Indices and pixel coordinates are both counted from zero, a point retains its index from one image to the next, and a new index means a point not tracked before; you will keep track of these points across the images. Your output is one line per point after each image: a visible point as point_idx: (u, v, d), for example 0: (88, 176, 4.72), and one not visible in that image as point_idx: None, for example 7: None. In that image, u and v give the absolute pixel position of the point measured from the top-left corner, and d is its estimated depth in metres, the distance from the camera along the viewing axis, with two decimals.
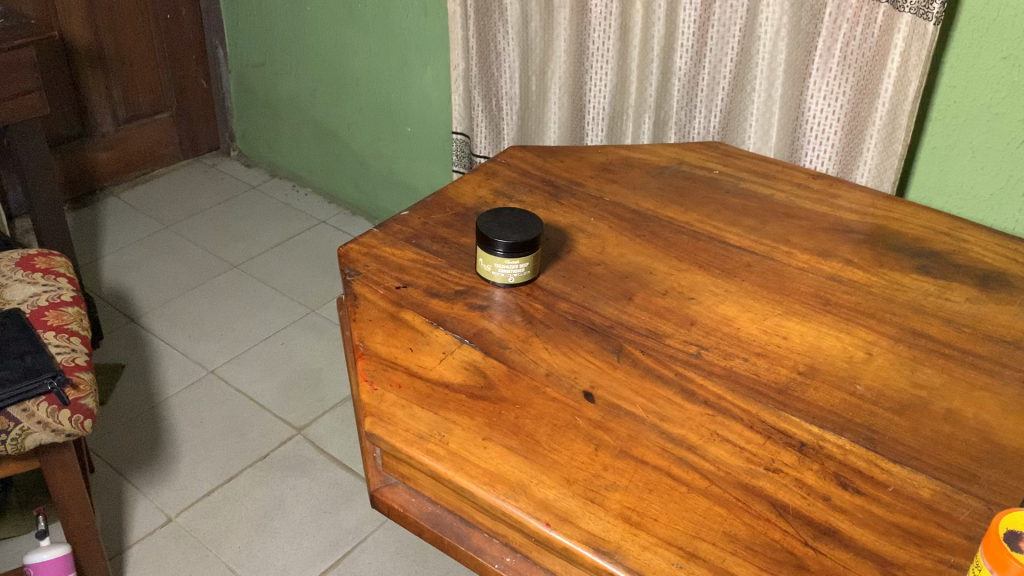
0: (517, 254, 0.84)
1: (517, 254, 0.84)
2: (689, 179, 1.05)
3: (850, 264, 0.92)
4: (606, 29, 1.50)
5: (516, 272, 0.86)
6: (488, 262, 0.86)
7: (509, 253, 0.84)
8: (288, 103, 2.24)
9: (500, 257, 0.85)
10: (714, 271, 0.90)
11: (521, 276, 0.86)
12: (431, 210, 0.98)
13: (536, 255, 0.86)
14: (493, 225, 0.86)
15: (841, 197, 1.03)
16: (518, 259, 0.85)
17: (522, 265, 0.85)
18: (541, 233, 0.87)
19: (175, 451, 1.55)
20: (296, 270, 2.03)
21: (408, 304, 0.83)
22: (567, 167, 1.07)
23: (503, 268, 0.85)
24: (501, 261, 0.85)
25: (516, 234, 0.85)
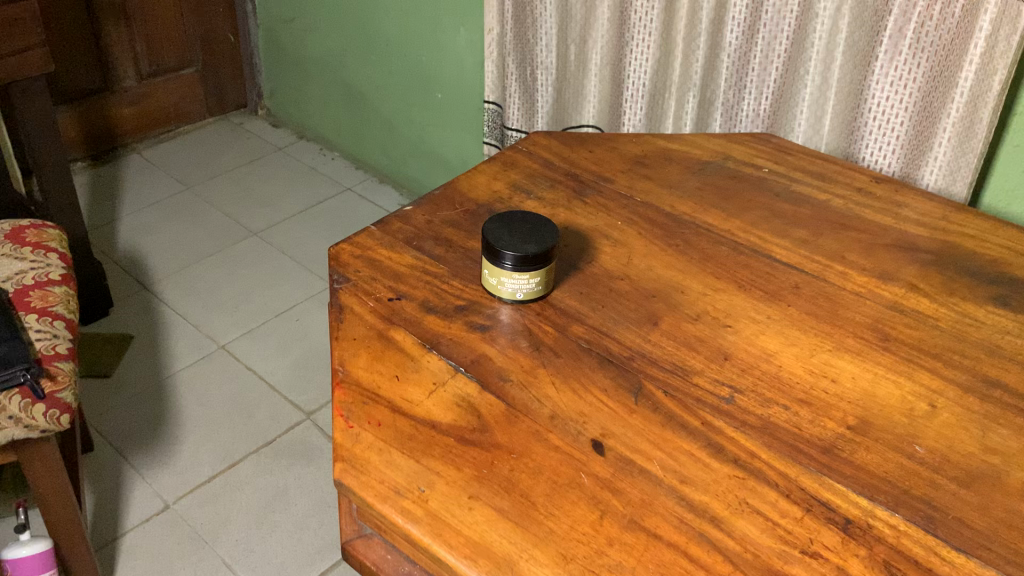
0: (525, 267, 0.73)
1: (525, 268, 0.73)
2: (734, 178, 0.93)
3: (915, 290, 0.80)
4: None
5: (525, 286, 0.75)
6: (492, 275, 0.75)
7: (516, 266, 0.73)
8: (317, 63, 2.13)
9: (508, 270, 0.74)
10: (755, 293, 0.78)
11: (532, 291, 0.75)
12: (439, 205, 0.87)
13: (550, 266, 0.75)
14: (501, 232, 0.75)
15: (907, 205, 0.90)
16: (526, 273, 0.74)
17: (532, 279, 0.74)
18: (557, 241, 0.75)
19: (179, 430, 1.49)
20: (318, 240, 1.94)
21: (400, 321, 0.73)
22: (596, 158, 0.95)
23: (511, 282, 0.74)
24: (507, 274, 0.74)
25: (528, 245, 0.74)
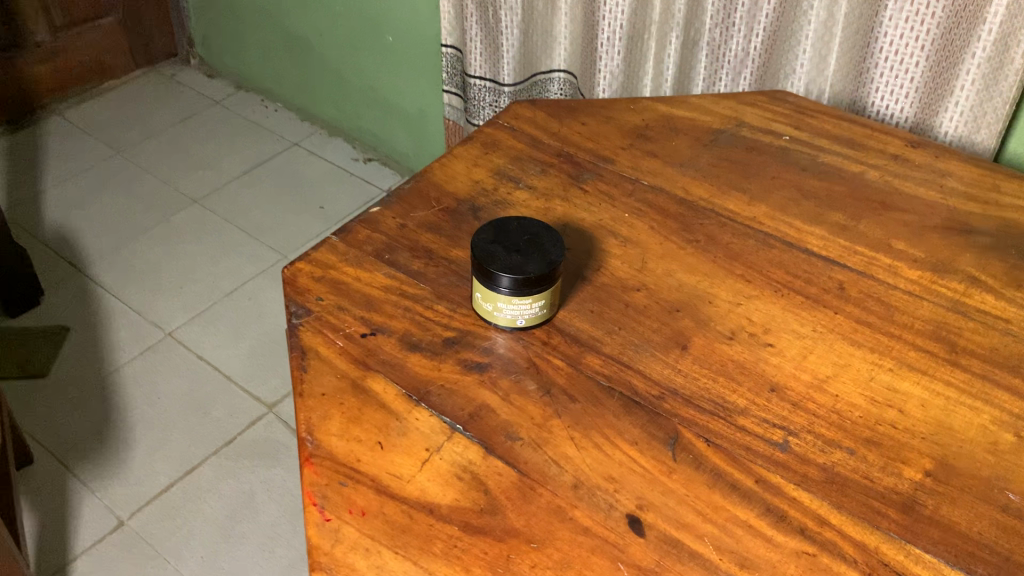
0: (526, 292, 0.60)
1: (526, 292, 0.60)
2: (752, 150, 0.80)
3: (977, 283, 0.68)
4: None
5: (527, 312, 0.62)
6: (485, 298, 0.62)
7: (516, 290, 0.60)
8: (251, 5, 1.92)
9: (506, 295, 0.61)
10: (795, 299, 0.66)
11: (535, 315, 0.62)
12: (412, 203, 0.73)
13: (557, 283, 0.62)
14: (493, 246, 0.62)
15: (952, 173, 0.78)
16: (528, 297, 0.61)
17: (535, 303, 0.61)
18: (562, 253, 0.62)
19: (128, 433, 1.35)
20: (267, 206, 1.78)
21: (378, 366, 0.60)
22: (590, 132, 0.82)
23: (509, 308, 0.61)
24: (504, 300, 0.61)
25: (529, 263, 0.60)
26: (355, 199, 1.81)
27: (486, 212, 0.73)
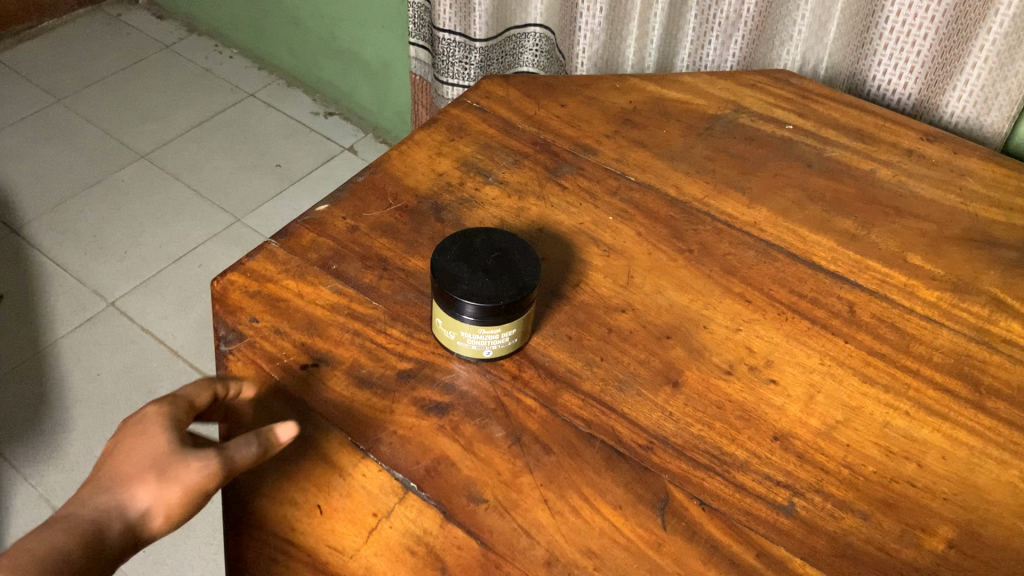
0: (495, 320, 0.52)
1: (495, 320, 0.52)
2: (752, 140, 0.71)
3: (1003, 306, 0.61)
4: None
5: (495, 342, 0.53)
6: (447, 326, 0.53)
7: (483, 318, 0.52)
8: None
9: (470, 325, 0.52)
10: (799, 324, 0.59)
11: (505, 344, 0.54)
12: (366, 200, 0.64)
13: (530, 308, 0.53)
14: (459, 265, 0.53)
15: (971, 172, 0.70)
16: (497, 326, 0.52)
17: (506, 332, 0.53)
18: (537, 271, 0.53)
19: (65, 412, 1.25)
20: (219, 164, 1.67)
21: (319, 406, 0.51)
22: (571, 116, 0.72)
23: (475, 338, 0.53)
24: (469, 328, 0.52)
25: (499, 289, 0.52)
26: (313, 157, 1.71)
27: (450, 212, 0.64)
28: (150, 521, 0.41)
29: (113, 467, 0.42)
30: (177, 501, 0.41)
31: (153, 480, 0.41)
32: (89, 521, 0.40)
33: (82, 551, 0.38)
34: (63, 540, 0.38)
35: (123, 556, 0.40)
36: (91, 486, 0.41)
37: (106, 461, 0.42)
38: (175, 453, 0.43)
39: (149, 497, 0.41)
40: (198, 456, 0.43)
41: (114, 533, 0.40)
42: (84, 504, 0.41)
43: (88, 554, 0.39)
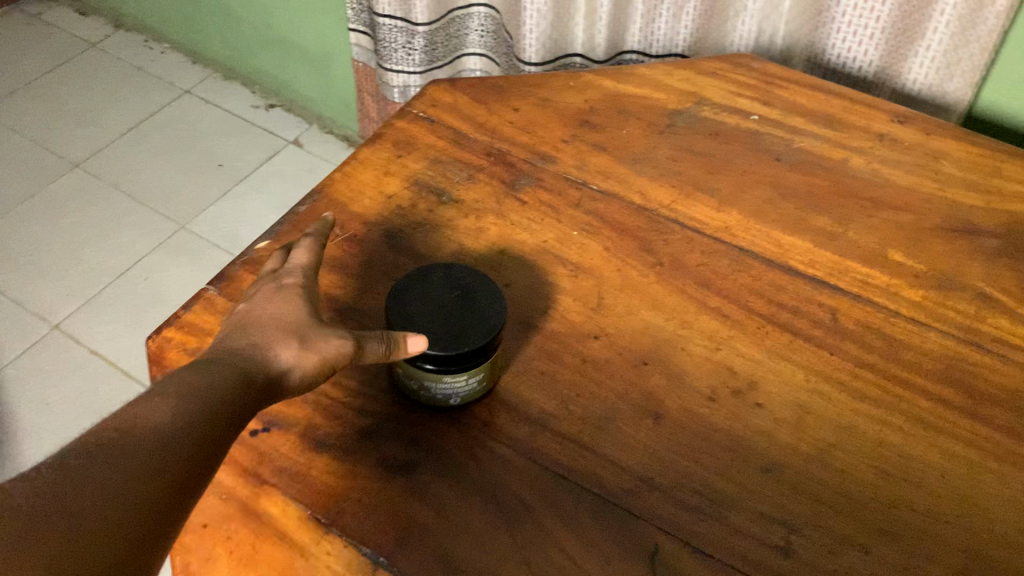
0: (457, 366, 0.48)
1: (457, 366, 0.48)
2: (717, 136, 0.67)
3: (991, 301, 0.58)
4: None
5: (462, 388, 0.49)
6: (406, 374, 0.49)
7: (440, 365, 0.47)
8: None
9: (432, 374, 0.48)
10: (782, 338, 0.55)
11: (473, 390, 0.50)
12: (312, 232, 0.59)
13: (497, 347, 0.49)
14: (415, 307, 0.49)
15: (945, 155, 0.67)
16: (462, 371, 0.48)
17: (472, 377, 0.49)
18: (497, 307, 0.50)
19: (15, 446, 1.19)
20: (159, 168, 1.59)
21: (274, 477, 0.47)
22: (525, 120, 0.68)
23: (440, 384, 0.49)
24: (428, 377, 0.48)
25: (461, 334, 0.48)
26: (258, 154, 1.64)
27: (403, 239, 0.59)
28: (290, 379, 0.43)
29: (257, 322, 0.45)
30: (316, 364, 0.43)
31: (297, 342, 0.43)
32: (242, 362, 0.42)
33: (237, 384, 0.40)
34: (215, 374, 0.40)
35: (261, 401, 0.41)
36: (237, 337, 0.44)
37: (247, 323, 0.45)
38: (313, 325, 0.45)
39: (290, 356, 0.43)
40: (336, 332, 0.45)
41: (260, 379, 0.42)
42: (234, 351, 0.42)
43: (240, 384, 0.40)
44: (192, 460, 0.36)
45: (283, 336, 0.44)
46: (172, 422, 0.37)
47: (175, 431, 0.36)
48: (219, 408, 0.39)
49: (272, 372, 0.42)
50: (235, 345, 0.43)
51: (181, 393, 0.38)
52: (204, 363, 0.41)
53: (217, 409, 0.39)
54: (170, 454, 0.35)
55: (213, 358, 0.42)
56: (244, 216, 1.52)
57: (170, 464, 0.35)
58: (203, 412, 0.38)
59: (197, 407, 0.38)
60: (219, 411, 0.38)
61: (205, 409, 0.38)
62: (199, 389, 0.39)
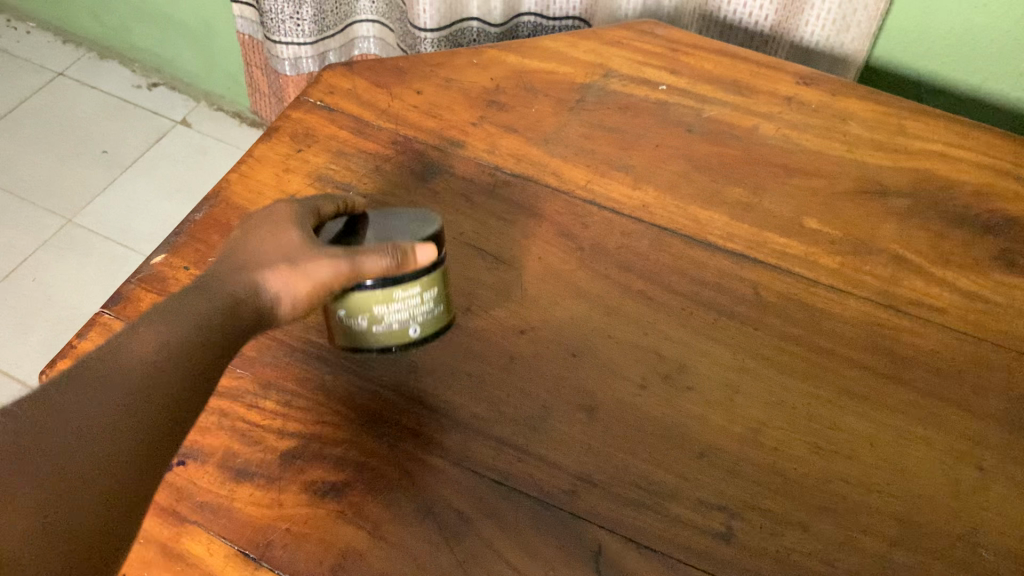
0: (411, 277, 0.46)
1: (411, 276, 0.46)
2: (627, 108, 0.66)
3: (904, 263, 0.59)
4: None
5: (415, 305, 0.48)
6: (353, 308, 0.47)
7: (395, 279, 0.45)
8: None
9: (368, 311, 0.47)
10: (706, 318, 0.55)
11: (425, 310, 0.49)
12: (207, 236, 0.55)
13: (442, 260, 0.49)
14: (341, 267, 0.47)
15: (851, 116, 0.68)
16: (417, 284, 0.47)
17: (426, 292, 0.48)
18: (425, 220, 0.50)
19: None
20: (35, 159, 1.50)
21: (195, 514, 0.44)
22: (429, 104, 0.65)
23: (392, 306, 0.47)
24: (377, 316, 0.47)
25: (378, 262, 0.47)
26: (143, 137, 1.55)
27: None
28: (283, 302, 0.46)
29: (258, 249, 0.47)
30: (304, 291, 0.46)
31: (285, 269, 0.46)
32: (231, 296, 0.45)
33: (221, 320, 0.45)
34: (201, 309, 0.45)
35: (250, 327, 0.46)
36: (240, 261, 0.47)
37: (253, 244, 0.48)
38: (302, 250, 0.46)
39: (279, 283, 0.46)
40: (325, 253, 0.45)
41: (247, 307, 0.46)
42: (230, 280, 0.46)
43: (224, 319, 0.45)
44: (165, 416, 0.41)
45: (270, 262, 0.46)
46: (129, 395, 0.41)
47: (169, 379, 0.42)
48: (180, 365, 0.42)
49: (255, 304, 0.46)
50: (222, 272, 0.46)
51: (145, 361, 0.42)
52: (188, 299, 0.45)
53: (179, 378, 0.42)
54: (126, 433, 0.40)
55: (209, 286, 0.46)
56: (133, 204, 1.44)
57: (125, 441, 0.40)
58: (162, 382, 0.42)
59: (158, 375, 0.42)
60: (182, 364, 0.42)
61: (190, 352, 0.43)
62: (179, 333, 0.43)
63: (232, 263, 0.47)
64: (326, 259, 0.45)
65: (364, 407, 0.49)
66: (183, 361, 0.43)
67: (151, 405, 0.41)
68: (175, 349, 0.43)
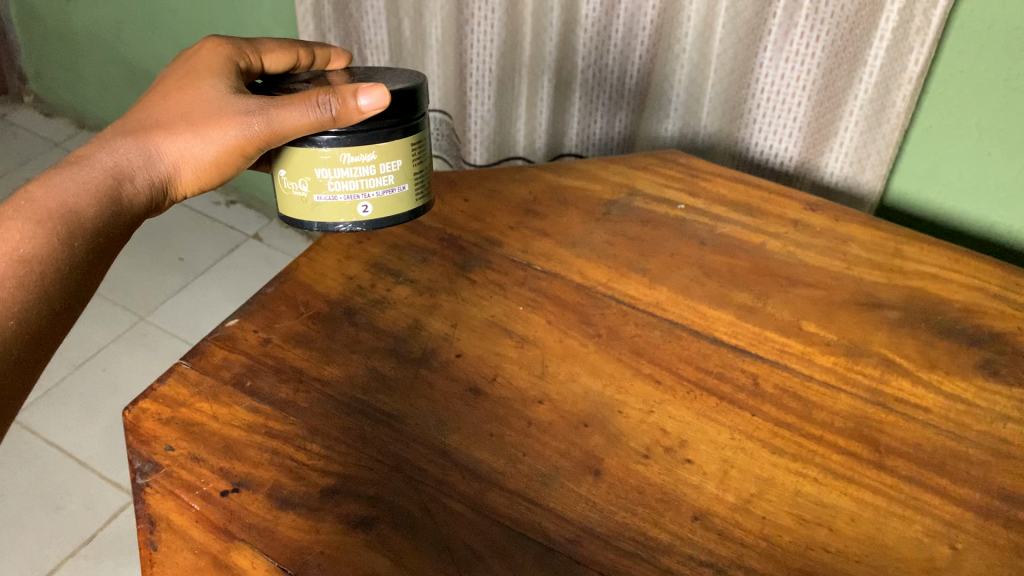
0: (365, 137, 0.61)
1: (364, 140, 0.61)
2: (648, 223, 0.76)
3: (892, 364, 0.65)
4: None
5: (369, 177, 0.62)
6: (305, 168, 0.62)
7: (351, 136, 0.60)
8: (88, 37, 1.78)
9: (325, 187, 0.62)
10: (708, 401, 0.61)
11: (382, 186, 0.63)
12: (272, 297, 0.66)
13: (412, 145, 0.64)
14: (305, 159, 0.62)
15: (852, 239, 0.76)
16: (373, 150, 0.61)
17: (381, 164, 0.62)
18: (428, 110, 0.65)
19: None
20: (119, 263, 1.64)
21: (242, 532, 0.51)
22: (475, 211, 0.76)
23: (342, 170, 0.62)
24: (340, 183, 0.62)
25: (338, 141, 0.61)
26: (217, 248, 1.69)
27: (363, 316, 0.65)
28: (180, 159, 0.61)
29: (160, 119, 0.62)
30: (200, 152, 0.61)
31: (188, 135, 0.61)
32: (132, 161, 0.59)
33: (117, 179, 0.58)
34: (101, 173, 0.58)
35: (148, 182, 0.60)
36: (143, 128, 0.61)
37: (161, 111, 0.62)
38: (198, 118, 0.61)
39: (179, 148, 0.61)
40: (218, 121, 0.60)
41: (144, 168, 0.60)
42: (132, 146, 0.60)
43: (122, 180, 0.59)
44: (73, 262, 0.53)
45: (189, 124, 0.61)
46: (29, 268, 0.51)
47: (76, 227, 0.54)
48: (79, 233, 0.54)
49: (151, 164, 0.60)
50: (126, 141, 0.60)
51: (25, 258, 0.51)
52: (88, 159, 0.58)
53: (46, 292, 0.51)
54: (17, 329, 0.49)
55: (110, 152, 0.59)
56: (201, 308, 1.56)
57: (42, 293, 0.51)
58: (28, 304, 0.50)
59: (24, 291, 0.50)
60: (85, 228, 0.55)
61: (90, 201, 0.56)
62: (85, 190, 0.56)
63: (157, 122, 0.61)
64: (242, 122, 0.59)
65: (395, 455, 0.55)
66: (56, 275, 0.52)
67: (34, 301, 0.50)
68: (62, 217, 0.54)
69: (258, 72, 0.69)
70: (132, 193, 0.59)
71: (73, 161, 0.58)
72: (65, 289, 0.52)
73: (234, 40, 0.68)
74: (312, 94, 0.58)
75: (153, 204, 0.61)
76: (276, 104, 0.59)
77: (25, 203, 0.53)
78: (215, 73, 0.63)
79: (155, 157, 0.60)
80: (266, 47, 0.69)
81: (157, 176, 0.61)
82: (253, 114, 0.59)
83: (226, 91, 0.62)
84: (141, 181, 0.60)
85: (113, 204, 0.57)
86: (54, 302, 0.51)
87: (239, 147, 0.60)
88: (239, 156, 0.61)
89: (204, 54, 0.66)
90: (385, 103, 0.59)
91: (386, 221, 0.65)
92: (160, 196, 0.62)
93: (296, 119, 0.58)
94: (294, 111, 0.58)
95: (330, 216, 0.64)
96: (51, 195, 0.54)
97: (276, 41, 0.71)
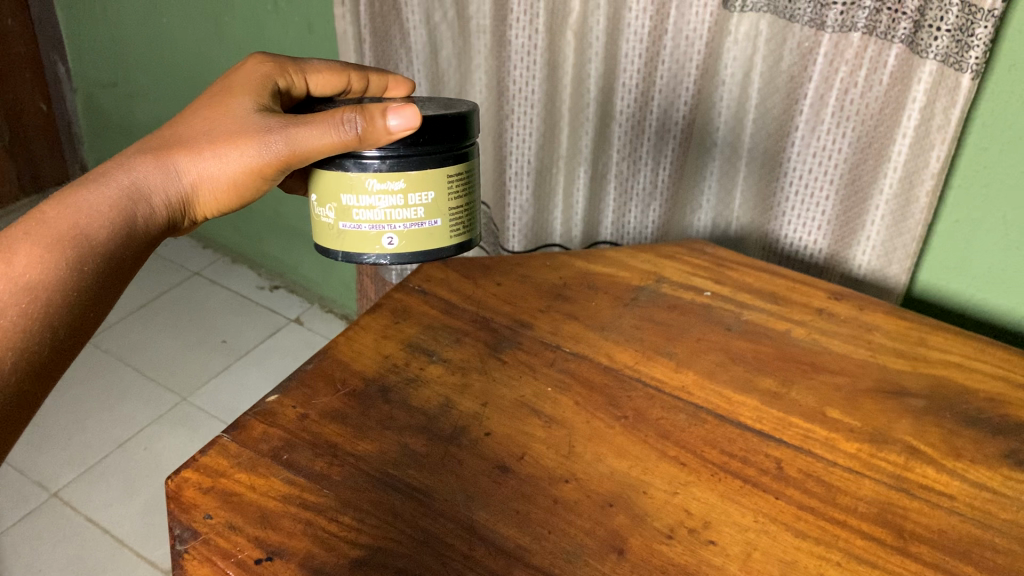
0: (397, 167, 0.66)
1: (395, 168, 0.67)
2: (675, 309, 0.78)
3: (917, 450, 0.65)
4: (531, 33, 1.09)
5: (395, 208, 0.68)
6: (333, 195, 0.69)
7: (390, 163, 0.66)
8: (147, 129, 1.89)
9: (351, 215, 0.69)
10: (732, 484, 0.62)
11: (410, 218, 0.69)
12: (310, 374, 0.68)
13: (445, 180, 0.69)
14: (337, 188, 0.68)
15: (877, 327, 0.77)
16: (402, 179, 0.67)
17: (410, 195, 0.68)
18: (472, 144, 0.71)
19: None
20: (166, 344, 1.70)
21: None
22: (507, 294, 0.79)
23: (368, 199, 0.68)
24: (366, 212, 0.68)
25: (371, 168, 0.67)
26: (259, 330, 1.74)
27: (397, 393, 0.68)
28: (198, 178, 0.66)
29: (182, 137, 0.66)
30: (218, 170, 0.66)
31: (208, 155, 0.66)
32: (152, 181, 0.64)
33: (133, 199, 0.63)
34: (117, 191, 0.62)
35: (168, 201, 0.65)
36: (165, 146, 0.66)
37: (184, 129, 0.67)
38: (218, 137, 0.66)
39: (199, 168, 0.66)
40: (239, 140, 0.65)
41: (162, 187, 0.64)
42: (150, 168, 0.64)
43: (141, 200, 0.63)
44: (82, 293, 0.57)
45: (210, 143, 0.66)
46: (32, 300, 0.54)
47: (93, 247, 0.59)
48: (92, 255, 0.58)
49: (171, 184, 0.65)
50: (146, 161, 0.64)
51: (29, 285, 0.54)
52: (109, 177, 0.63)
53: (52, 320, 0.55)
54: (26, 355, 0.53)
55: (130, 172, 0.64)
56: (242, 389, 1.59)
57: (47, 321, 0.55)
58: (32, 334, 0.53)
59: (29, 319, 0.54)
60: (98, 251, 0.59)
61: (110, 221, 0.60)
62: (105, 210, 0.61)
63: (180, 140, 0.66)
64: (266, 143, 0.65)
65: (423, 529, 0.57)
66: (61, 304, 0.56)
67: (43, 330, 0.54)
68: (80, 239, 0.58)
69: (303, 92, 0.75)
70: (151, 211, 0.64)
71: (94, 178, 0.62)
72: (71, 319, 0.56)
73: (279, 58, 0.73)
74: (337, 113, 0.64)
75: (171, 222, 0.66)
76: (297, 125, 0.65)
77: (39, 224, 0.57)
78: (248, 91, 0.68)
79: (176, 177, 0.65)
80: (313, 68, 0.75)
81: (175, 194, 0.65)
82: (277, 134, 0.65)
83: (249, 109, 0.67)
84: (159, 200, 0.64)
85: (133, 224, 0.62)
86: (58, 330, 0.55)
87: (261, 166, 0.65)
88: (258, 175, 0.67)
89: (239, 73, 0.71)
90: (414, 123, 0.64)
91: (414, 254, 0.70)
92: (179, 214, 0.66)
93: (320, 138, 0.64)
94: (319, 131, 0.64)
95: (357, 249, 0.70)
96: (66, 215, 0.59)
97: (330, 62, 0.77)
